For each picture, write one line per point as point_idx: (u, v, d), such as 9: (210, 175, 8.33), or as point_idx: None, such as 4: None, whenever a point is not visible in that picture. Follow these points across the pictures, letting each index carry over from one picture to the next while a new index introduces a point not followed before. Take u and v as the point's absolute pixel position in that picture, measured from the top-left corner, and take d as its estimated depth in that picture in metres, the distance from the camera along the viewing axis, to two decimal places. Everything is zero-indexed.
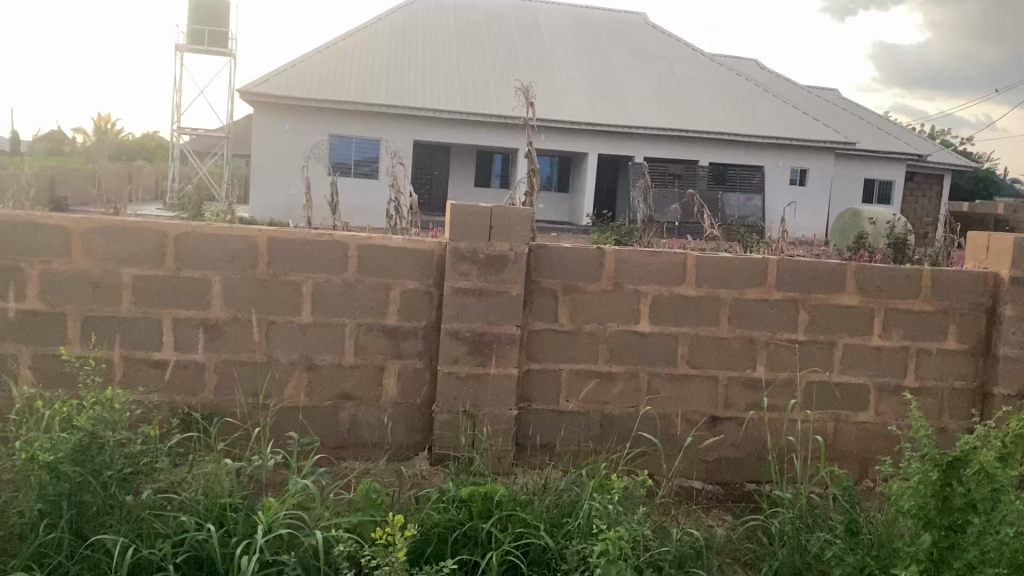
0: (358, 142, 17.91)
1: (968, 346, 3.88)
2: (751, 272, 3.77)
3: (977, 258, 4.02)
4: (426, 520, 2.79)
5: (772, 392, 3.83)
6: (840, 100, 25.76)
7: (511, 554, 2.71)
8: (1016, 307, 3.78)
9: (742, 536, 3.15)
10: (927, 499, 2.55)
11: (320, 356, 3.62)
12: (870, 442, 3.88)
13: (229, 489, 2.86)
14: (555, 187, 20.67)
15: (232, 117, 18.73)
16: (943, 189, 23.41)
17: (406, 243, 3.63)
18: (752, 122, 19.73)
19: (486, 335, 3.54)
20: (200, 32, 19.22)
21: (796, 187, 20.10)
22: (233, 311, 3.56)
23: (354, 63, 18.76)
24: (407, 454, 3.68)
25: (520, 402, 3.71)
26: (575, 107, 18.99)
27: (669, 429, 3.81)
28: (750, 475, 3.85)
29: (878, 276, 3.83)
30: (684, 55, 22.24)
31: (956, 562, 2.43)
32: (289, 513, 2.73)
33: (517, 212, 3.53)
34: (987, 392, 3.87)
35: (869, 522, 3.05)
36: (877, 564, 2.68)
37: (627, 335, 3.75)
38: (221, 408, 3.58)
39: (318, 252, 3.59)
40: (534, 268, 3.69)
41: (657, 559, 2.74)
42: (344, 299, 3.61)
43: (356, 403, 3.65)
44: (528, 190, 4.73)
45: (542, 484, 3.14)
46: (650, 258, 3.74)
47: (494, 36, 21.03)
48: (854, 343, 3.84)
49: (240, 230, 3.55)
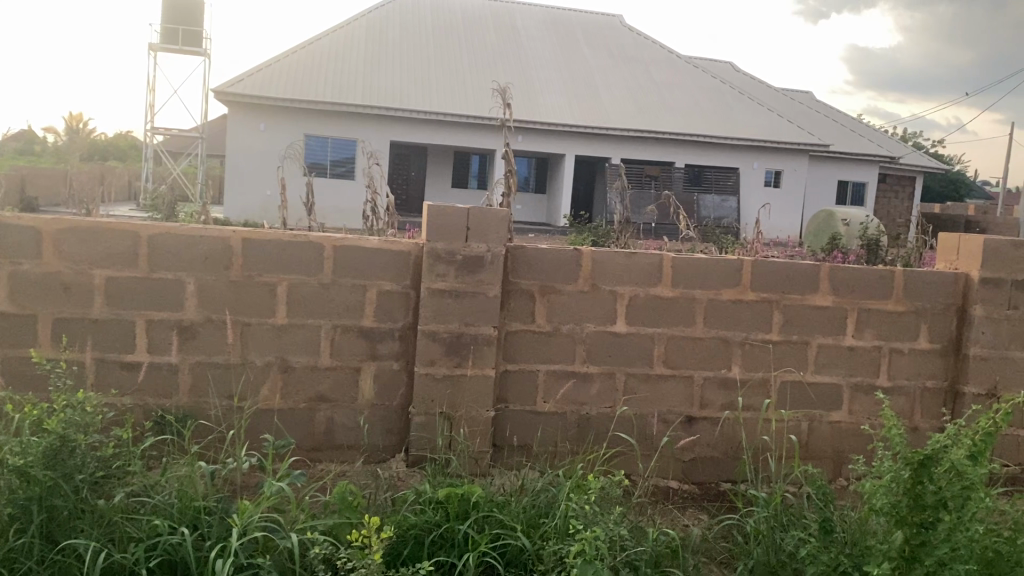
0: (334, 142, 17.83)
1: (939, 346, 3.93)
2: (726, 273, 3.80)
3: (948, 258, 4.07)
4: (403, 521, 2.79)
5: (746, 391, 3.86)
6: (813, 103, 26.00)
7: (487, 555, 2.71)
8: (985, 307, 3.84)
9: (717, 535, 3.15)
10: (899, 498, 2.57)
11: (296, 357, 3.59)
12: (844, 440, 3.92)
13: (203, 492, 2.82)
14: (532, 187, 20.70)
15: (206, 116, 18.56)
16: (916, 191, 23.74)
17: (383, 244, 3.61)
18: (728, 125, 19.88)
19: (463, 336, 3.54)
20: (174, 32, 19.04)
21: (770, 188, 20.27)
22: (208, 313, 3.53)
23: (330, 63, 18.69)
24: (383, 456, 3.67)
25: (497, 403, 3.71)
26: (552, 108, 19.03)
27: (645, 429, 3.82)
28: (726, 475, 3.87)
29: (852, 279, 3.86)
30: (659, 56, 22.38)
31: (928, 560, 2.46)
32: (264, 515, 2.70)
33: (495, 213, 3.53)
34: (958, 391, 3.92)
35: (843, 520, 3.06)
36: (850, 561, 2.72)
37: (604, 336, 3.76)
38: (195, 411, 3.54)
39: (293, 252, 3.57)
40: (510, 268, 3.69)
41: (634, 559, 2.74)
42: (319, 300, 3.59)
43: (332, 405, 3.63)
44: (505, 191, 4.71)
45: (519, 486, 3.14)
46: (628, 259, 3.75)
47: (470, 36, 21.04)
48: (827, 343, 3.88)
49: (214, 232, 3.52)
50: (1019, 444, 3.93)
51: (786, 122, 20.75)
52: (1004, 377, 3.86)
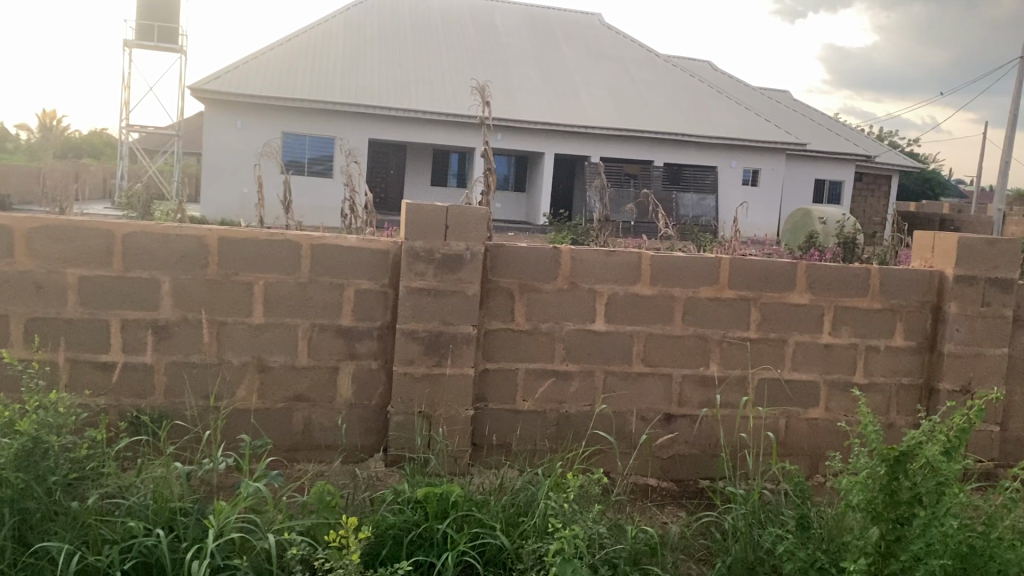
0: (312, 139, 17.71)
1: (914, 343, 3.97)
2: (703, 271, 3.81)
3: (923, 257, 4.11)
4: (382, 521, 2.78)
5: (724, 389, 3.87)
6: (791, 102, 26.17)
7: (466, 555, 2.70)
8: (959, 305, 3.88)
9: (696, 532, 3.16)
10: (875, 493, 2.59)
11: (273, 357, 3.57)
12: (820, 437, 3.95)
13: (179, 492, 2.79)
14: (512, 186, 20.68)
15: (182, 113, 18.38)
16: (891, 189, 23.98)
17: (360, 243, 3.59)
18: (707, 124, 19.97)
19: (442, 335, 3.53)
20: (150, 28, 18.84)
21: (748, 187, 20.38)
22: (183, 312, 3.50)
23: (308, 60, 18.57)
24: (361, 456, 3.65)
25: (476, 402, 3.70)
26: (532, 106, 19.03)
27: (624, 427, 3.83)
28: (704, 472, 3.89)
29: (829, 278, 3.89)
30: (638, 55, 22.42)
31: (902, 556, 2.47)
32: (241, 516, 2.68)
33: (474, 212, 3.53)
34: (933, 387, 3.96)
35: (820, 516, 3.07)
36: (826, 557, 2.74)
37: (583, 334, 3.76)
38: (171, 411, 3.51)
39: (269, 251, 3.54)
40: (489, 267, 3.68)
41: (613, 557, 2.74)
42: (296, 300, 3.57)
43: (309, 404, 3.61)
44: (485, 190, 4.69)
45: (498, 484, 3.13)
46: (606, 257, 3.76)
47: (450, 34, 20.97)
48: (805, 340, 3.90)
49: (189, 230, 3.49)
50: (992, 440, 3.98)
51: (764, 121, 20.86)
52: (978, 373, 3.90)
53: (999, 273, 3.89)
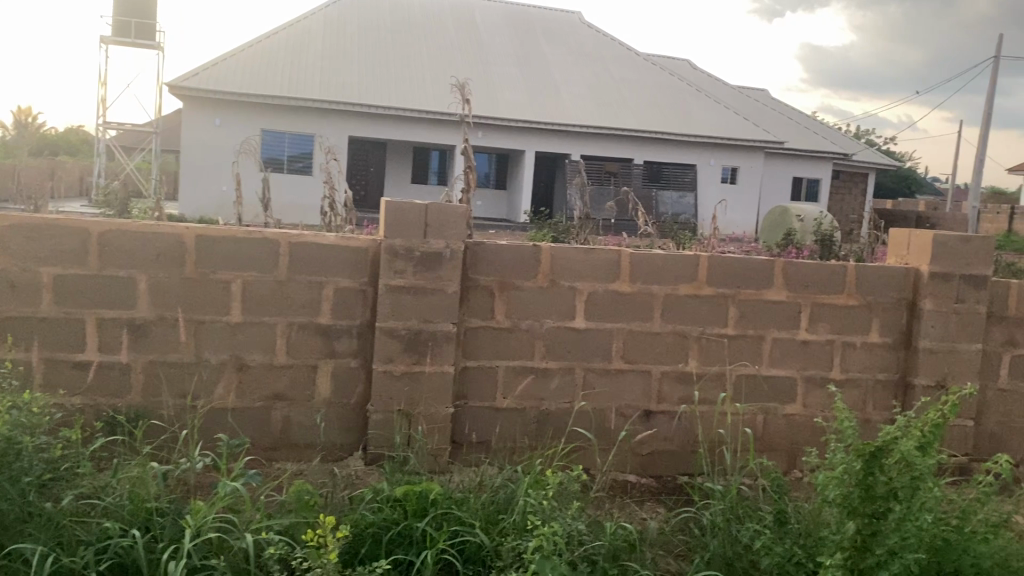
0: (292, 137, 17.64)
1: (890, 339, 4.01)
2: (682, 268, 3.83)
3: (899, 254, 4.15)
4: (361, 520, 2.77)
5: (702, 385, 3.90)
6: (769, 101, 26.33)
7: (446, 552, 2.70)
8: (934, 301, 3.92)
9: (675, 529, 3.18)
10: (850, 489, 2.61)
11: (250, 356, 3.55)
12: (797, 433, 3.98)
13: (156, 492, 2.76)
14: (493, 183, 20.65)
15: (160, 110, 18.23)
16: (868, 187, 24.19)
17: (339, 241, 3.58)
18: (687, 122, 20.05)
19: (421, 333, 3.52)
20: (127, 24, 18.66)
21: (727, 185, 20.48)
22: (160, 311, 3.47)
23: (288, 57, 18.47)
24: (340, 455, 3.64)
25: (456, 400, 3.70)
26: (512, 104, 19.03)
27: (603, 423, 3.85)
28: (683, 468, 3.91)
29: (806, 274, 3.92)
30: (618, 53, 22.46)
31: (878, 550, 2.50)
32: (218, 516, 2.66)
33: (454, 210, 3.52)
34: (909, 383, 3.99)
35: (797, 511, 3.10)
36: (804, 552, 2.77)
37: (563, 331, 3.77)
38: (148, 410, 3.48)
39: (246, 249, 3.52)
40: (470, 264, 3.68)
41: (591, 553, 2.75)
42: (274, 298, 3.55)
43: (288, 403, 3.59)
44: (465, 187, 4.68)
45: (478, 482, 3.13)
46: (585, 255, 3.77)
47: (430, 32, 20.92)
48: (782, 336, 3.93)
49: (166, 227, 3.46)
50: (967, 434, 4.02)
51: (743, 119, 20.99)
52: (952, 369, 3.94)
53: (973, 270, 3.93)
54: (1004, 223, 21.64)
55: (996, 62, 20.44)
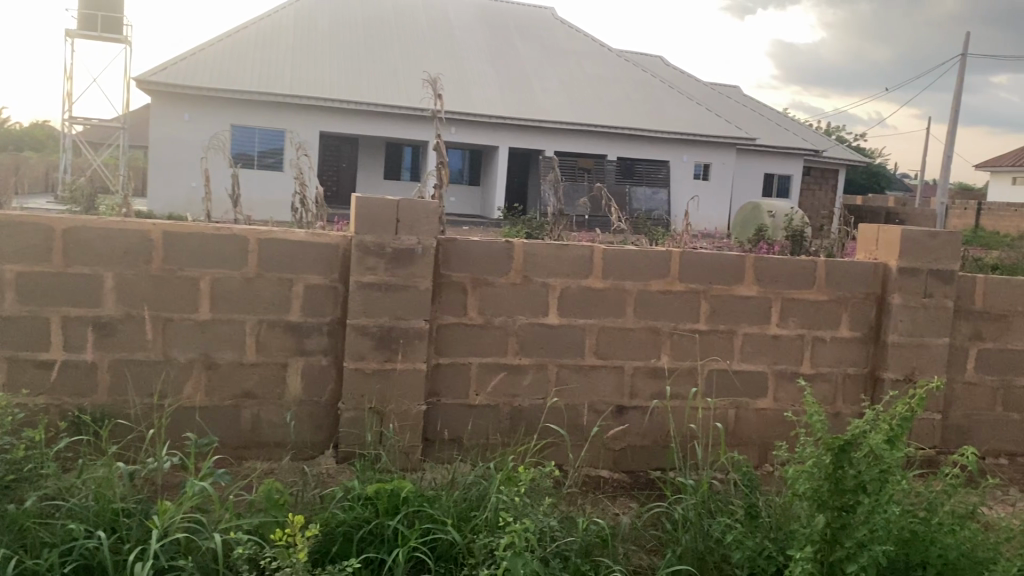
0: (262, 132, 17.48)
1: (859, 334, 4.05)
2: (655, 264, 3.84)
3: (868, 249, 4.19)
4: (331, 518, 2.75)
5: (674, 380, 3.91)
6: (741, 97, 26.51)
7: (418, 550, 2.68)
8: (902, 296, 3.96)
9: (647, 523, 3.18)
10: (820, 482, 2.63)
11: (219, 354, 3.50)
12: (768, 428, 4.00)
13: (121, 493, 2.72)
14: (466, 179, 20.59)
15: (128, 106, 17.98)
16: (838, 183, 24.45)
17: (310, 237, 3.55)
18: (659, 119, 20.13)
19: (393, 330, 3.50)
20: (93, 17, 18.36)
21: (699, 181, 20.58)
22: (127, 308, 3.42)
23: (258, 52, 18.29)
24: (311, 453, 3.61)
25: (429, 397, 3.68)
26: (485, 100, 19.00)
27: (576, 419, 3.85)
28: (654, 462, 3.93)
29: (776, 270, 3.94)
30: (590, 48, 22.48)
31: (847, 542, 2.52)
32: (186, 516, 2.62)
33: (425, 206, 3.50)
34: (878, 377, 4.04)
35: (768, 504, 3.12)
36: (774, 545, 2.79)
37: (536, 328, 3.76)
38: (114, 410, 3.43)
39: (216, 246, 3.47)
40: (442, 261, 3.66)
41: (564, 549, 2.75)
42: (243, 295, 3.51)
43: (257, 402, 3.55)
44: (437, 183, 4.66)
45: (449, 480, 3.11)
46: (559, 251, 3.76)
47: (403, 26, 20.80)
48: (753, 331, 3.95)
49: (133, 224, 3.40)
50: (934, 427, 4.08)
51: (714, 116, 21.10)
52: (920, 363, 3.99)
53: (940, 265, 3.98)
54: (970, 218, 21.97)
55: (963, 59, 20.72)
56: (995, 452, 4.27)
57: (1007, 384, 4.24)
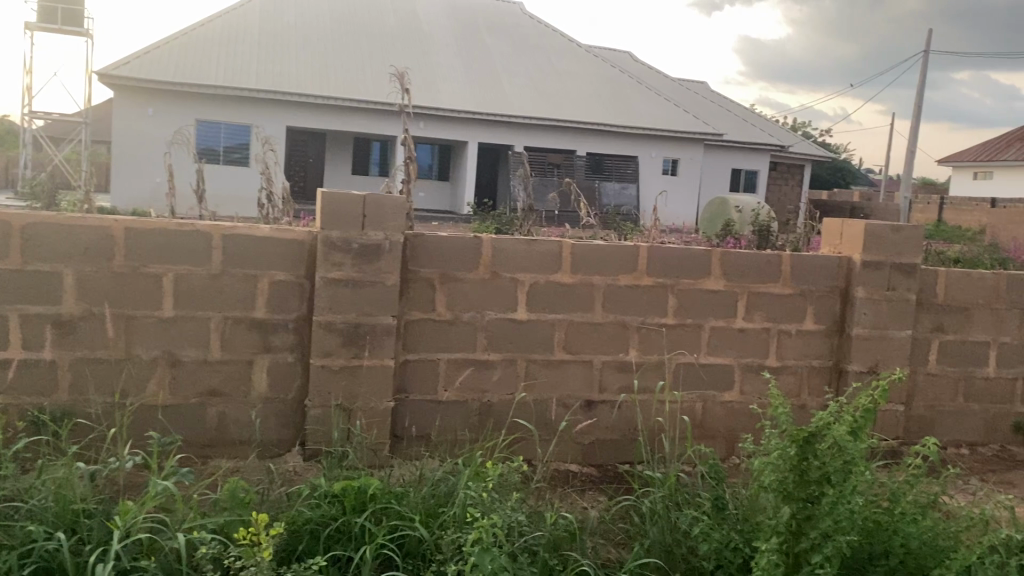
0: (228, 126, 17.27)
1: (823, 326, 4.09)
2: (623, 259, 3.85)
3: (832, 243, 4.23)
4: (298, 517, 2.73)
5: (642, 373, 3.93)
6: (709, 93, 26.68)
7: (385, 547, 2.67)
8: (866, 289, 4.01)
9: (615, 517, 3.19)
10: (785, 474, 2.65)
11: (183, 351, 3.46)
12: (735, 420, 4.04)
13: (82, 493, 2.67)
14: (436, 174, 20.50)
15: (90, 100, 17.67)
16: (804, 178, 24.71)
17: (275, 233, 3.51)
18: (628, 114, 20.20)
19: (360, 326, 3.48)
20: (52, 10, 18.01)
21: (668, 176, 20.72)
22: (88, 305, 3.36)
23: (224, 46, 18.08)
24: (277, 451, 3.57)
25: (397, 393, 3.66)
26: (454, 95, 18.95)
27: (544, 414, 3.85)
28: (623, 457, 3.95)
29: (742, 263, 3.97)
30: (560, 43, 22.46)
31: (812, 533, 2.55)
32: (149, 516, 2.59)
33: (392, 201, 3.48)
34: (842, 369, 4.08)
35: (735, 497, 3.14)
36: (740, 537, 2.82)
37: (505, 323, 3.76)
38: (74, 409, 3.38)
39: (178, 242, 3.42)
40: (410, 256, 3.64)
41: (532, 544, 2.75)
42: (208, 292, 3.46)
43: (223, 399, 3.51)
44: (405, 178, 4.63)
45: (417, 477, 3.10)
46: (527, 246, 3.76)
47: (371, 20, 20.64)
48: (720, 325, 3.98)
49: (94, 220, 3.35)
50: (897, 418, 4.14)
51: (682, 112, 21.22)
52: (884, 356, 4.05)
53: (902, 259, 4.04)
54: (933, 213, 22.32)
55: (926, 56, 21.03)
56: (956, 443, 4.35)
57: (969, 375, 4.31)
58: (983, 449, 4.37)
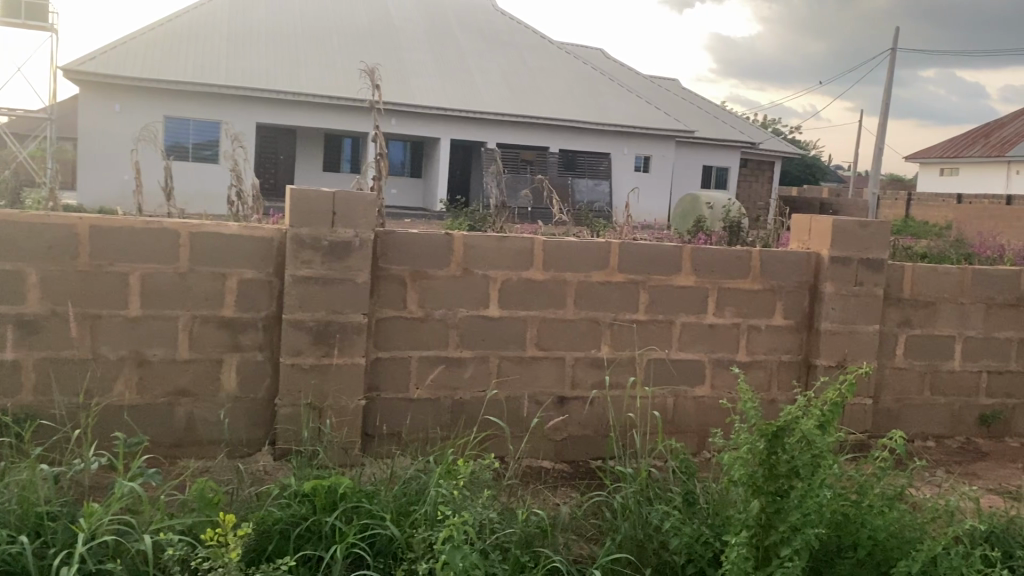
0: (197, 124, 17.09)
1: (793, 322, 4.13)
2: (594, 256, 3.86)
3: (801, 239, 4.28)
4: (267, 517, 2.71)
5: (614, 369, 3.94)
6: (680, 90, 26.82)
7: (356, 547, 2.65)
8: (835, 284, 4.05)
9: (587, 513, 3.19)
10: (754, 468, 2.68)
11: (151, 351, 3.42)
12: (705, 415, 4.07)
13: (46, 496, 2.63)
14: (408, 171, 20.41)
15: (54, 96, 17.40)
16: (774, 174, 24.92)
17: (243, 230, 3.47)
18: (600, 111, 20.24)
19: (330, 324, 3.45)
20: (16, 4, 17.70)
21: (640, 173, 20.80)
22: (52, 305, 3.31)
23: (192, 41, 17.88)
24: (247, 451, 3.54)
25: (368, 391, 3.65)
26: (426, 91, 18.88)
27: (516, 411, 3.85)
28: (595, 453, 3.96)
29: (712, 260, 4.00)
30: (532, 40, 22.45)
31: (781, 527, 2.57)
32: (114, 518, 2.55)
33: (362, 198, 3.46)
34: (811, 363, 4.12)
35: (705, 491, 3.16)
36: (711, 531, 2.84)
37: (477, 320, 3.75)
38: (38, 411, 3.32)
39: (145, 240, 3.38)
40: (380, 253, 3.62)
41: (504, 541, 2.75)
42: (175, 291, 3.42)
43: (192, 399, 3.47)
44: (376, 174, 4.60)
45: (389, 475, 3.09)
46: (498, 243, 3.75)
47: (342, 16, 20.51)
48: (690, 321, 4.00)
49: (58, 218, 3.29)
50: (865, 413, 4.19)
51: (654, 108, 21.30)
52: (852, 350, 4.09)
53: (870, 254, 4.09)
54: (901, 208, 22.61)
55: (893, 54, 21.30)
56: (923, 436, 4.41)
57: (935, 368, 4.38)
58: (949, 441, 4.43)
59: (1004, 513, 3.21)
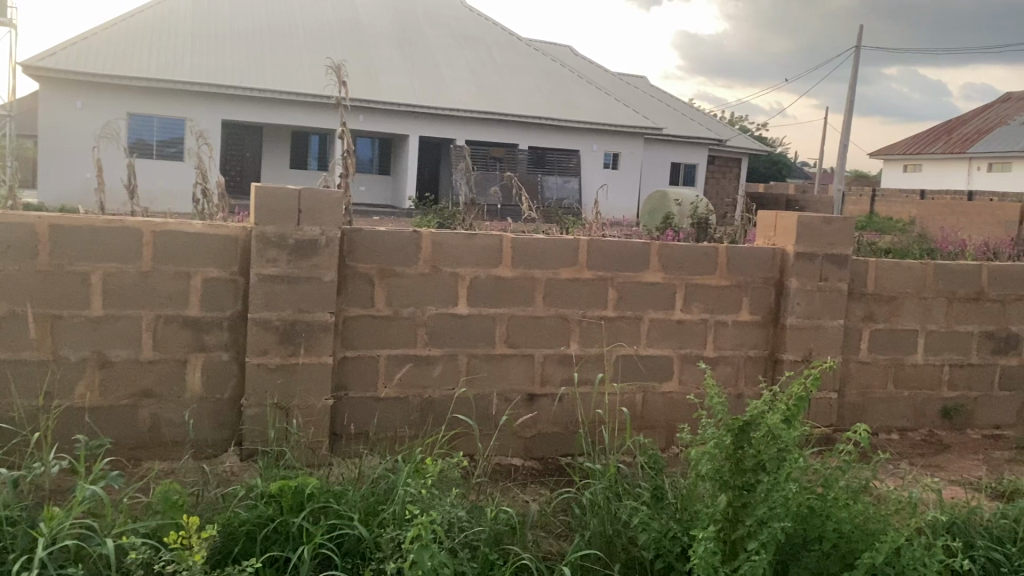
0: (161, 120, 16.85)
1: (760, 318, 4.17)
2: (562, 253, 3.87)
3: (767, 235, 4.31)
4: (233, 518, 2.68)
5: (583, 366, 3.95)
6: (648, 87, 26.97)
7: (323, 547, 2.63)
8: (800, 280, 4.10)
9: (556, 509, 3.19)
10: (721, 463, 2.71)
11: (113, 352, 3.36)
12: (673, 410, 4.09)
13: (4, 500, 2.58)
14: (376, 168, 20.32)
15: (14, 92, 17.08)
16: (741, 171, 25.13)
17: (208, 228, 3.43)
18: (568, 108, 20.29)
19: (296, 324, 3.42)
20: None
21: (608, 170, 20.86)
22: (11, 306, 3.25)
23: (155, 37, 17.63)
24: (213, 452, 3.50)
25: (336, 390, 3.62)
26: (395, 88, 18.79)
27: (486, 408, 3.85)
28: (564, 449, 3.96)
29: (680, 256, 4.02)
30: (501, 38, 22.44)
31: (748, 520, 2.59)
32: (77, 522, 2.51)
33: (328, 195, 3.43)
34: (777, 358, 4.17)
35: (673, 486, 3.18)
36: (679, 525, 2.87)
37: (446, 318, 3.74)
38: None
39: (108, 238, 3.32)
40: (347, 251, 3.60)
41: (473, 539, 2.74)
42: (139, 290, 3.37)
43: (156, 400, 3.43)
44: (343, 171, 4.56)
45: (356, 475, 3.07)
46: (467, 241, 3.74)
47: (308, 12, 20.33)
48: (659, 317, 4.03)
49: (18, 216, 3.23)
50: (830, 406, 4.24)
51: (622, 105, 21.38)
52: (817, 345, 4.14)
53: (835, 250, 4.13)
54: (866, 204, 22.92)
55: (857, 52, 21.57)
56: (887, 429, 4.48)
57: (898, 362, 4.44)
58: (912, 434, 4.50)
59: (966, 504, 3.26)
